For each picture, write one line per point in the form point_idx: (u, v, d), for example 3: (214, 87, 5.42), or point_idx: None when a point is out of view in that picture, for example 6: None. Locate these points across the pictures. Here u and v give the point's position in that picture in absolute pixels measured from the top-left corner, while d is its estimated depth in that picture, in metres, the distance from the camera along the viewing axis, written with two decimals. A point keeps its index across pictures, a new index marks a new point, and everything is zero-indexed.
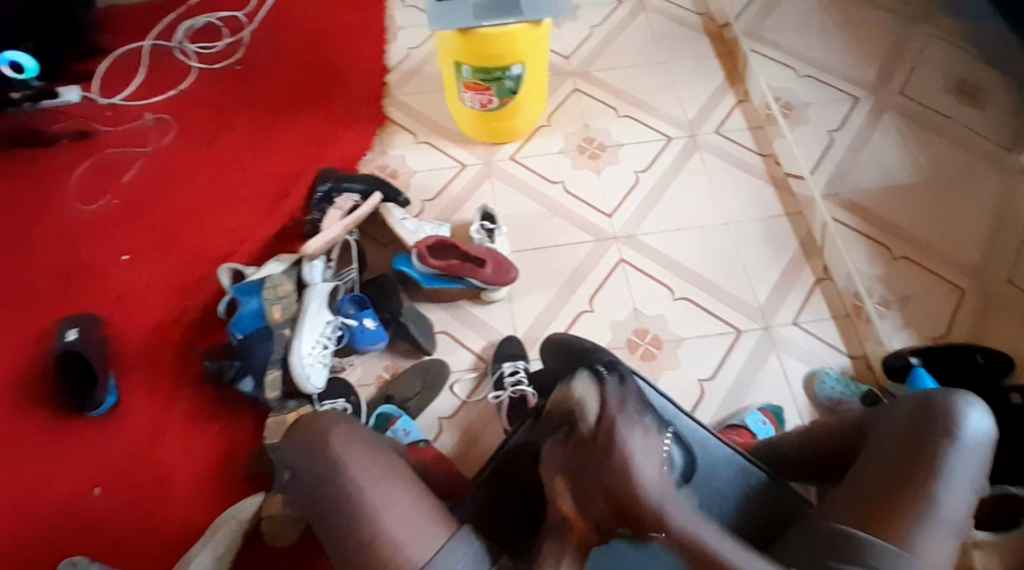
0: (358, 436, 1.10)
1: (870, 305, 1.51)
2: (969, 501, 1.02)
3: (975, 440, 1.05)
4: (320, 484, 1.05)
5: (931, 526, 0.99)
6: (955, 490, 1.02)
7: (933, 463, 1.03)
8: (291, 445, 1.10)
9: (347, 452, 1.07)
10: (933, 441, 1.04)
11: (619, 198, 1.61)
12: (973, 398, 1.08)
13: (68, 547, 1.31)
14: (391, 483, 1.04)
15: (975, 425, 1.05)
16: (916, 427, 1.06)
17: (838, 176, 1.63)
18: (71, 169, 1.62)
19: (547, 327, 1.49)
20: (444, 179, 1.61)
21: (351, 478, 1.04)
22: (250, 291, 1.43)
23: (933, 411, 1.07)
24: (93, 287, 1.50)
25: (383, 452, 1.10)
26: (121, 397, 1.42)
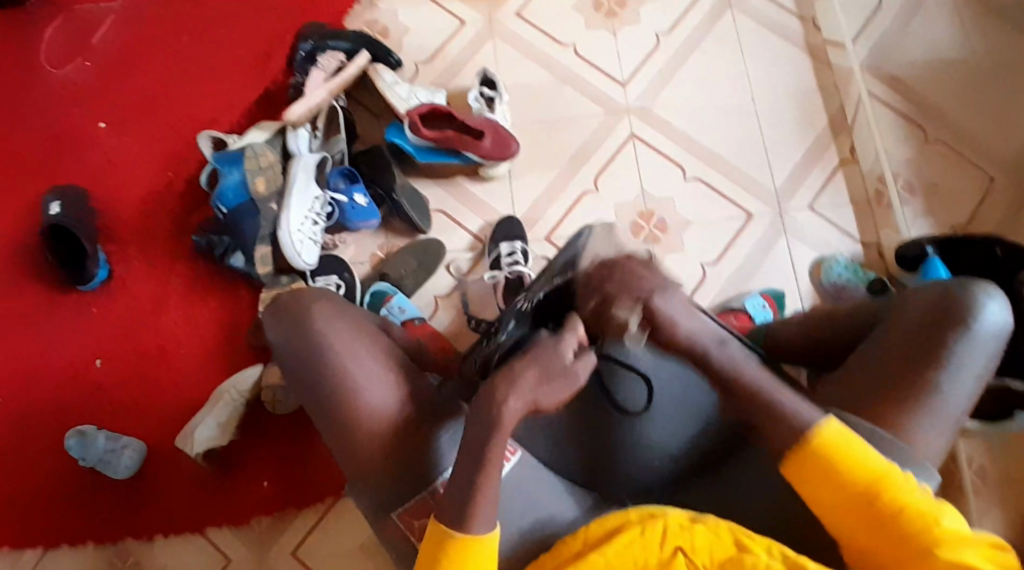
0: (343, 314, 1.06)
1: (894, 191, 1.42)
2: (973, 392, 0.99)
3: (990, 331, 1.00)
4: (308, 360, 1.02)
5: (927, 417, 0.97)
6: (960, 380, 0.98)
7: (940, 354, 0.98)
8: (273, 314, 1.07)
9: (331, 326, 1.03)
10: (943, 332, 0.99)
11: (635, 65, 1.47)
12: (993, 289, 1.02)
13: (76, 417, 1.37)
14: (372, 367, 1.01)
15: (992, 319, 1.00)
16: (930, 316, 1.01)
17: (880, 46, 1.48)
18: (40, 27, 1.50)
19: (549, 209, 1.43)
20: (441, 39, 1.47)
21: (333, 355, 1.01)
22: (231, 162, 1.37)
23: (948, 299, 1.02)
24: (73, 156, 1.44)
25: (367, 328, 1.07)
26: (113, 271, 1.41)
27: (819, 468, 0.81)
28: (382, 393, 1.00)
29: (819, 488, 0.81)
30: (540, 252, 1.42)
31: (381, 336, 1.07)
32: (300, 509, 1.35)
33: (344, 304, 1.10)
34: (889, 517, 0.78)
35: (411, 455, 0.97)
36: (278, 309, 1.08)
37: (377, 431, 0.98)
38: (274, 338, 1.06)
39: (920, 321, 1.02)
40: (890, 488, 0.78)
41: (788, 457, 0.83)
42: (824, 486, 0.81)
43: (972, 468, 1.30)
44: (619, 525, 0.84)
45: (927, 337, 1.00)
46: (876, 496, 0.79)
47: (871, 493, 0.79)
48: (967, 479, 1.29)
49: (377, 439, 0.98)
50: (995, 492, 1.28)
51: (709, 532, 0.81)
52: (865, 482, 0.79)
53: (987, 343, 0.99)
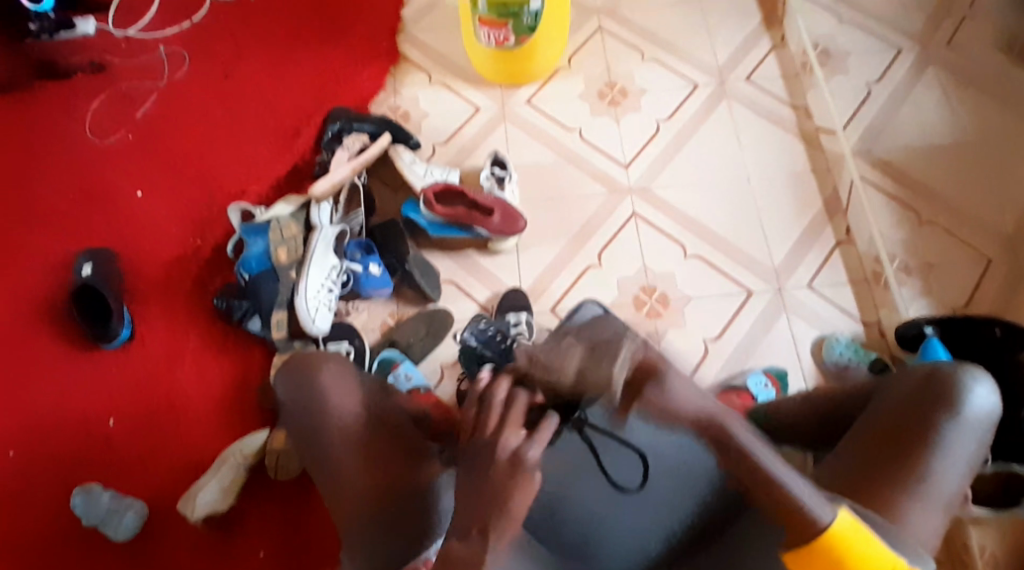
0: (352, 377, 1.15)
1: (891, 271, 1.46)
2: (964, 475, 1.05)
3: (980, 415, 1.07)
4: (316, 419, 1.10)
5: (923, 498, 1.02)
6: (951, 462, 1.04)
7: (932, 436, 1.05)
8: (285, 373, 1.16)
9: (339, 387, 1.12)
10: (932, 413, 1.07)
11: (637, 148, 1.56)
12: (980, 373, 1.10)
13: (87, 469, 1.40)
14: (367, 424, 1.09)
15: (979, 403, 1.07)
16: (919, 397, 1.09)
17: (870, 132, 1.55)
18: (88, 102, 1.62)
19: (553, 281, 1.48)
20: (456, 123, 1.58)
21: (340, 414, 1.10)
22: (258, 232, 1.47)
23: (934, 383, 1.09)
24: (108, 221, 1.53)
25: (379, 391, 1.15)
26: (135, 329, 1.48)
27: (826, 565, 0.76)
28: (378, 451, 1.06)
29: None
30: (544, 323, 1.46)
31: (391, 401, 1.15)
32: None
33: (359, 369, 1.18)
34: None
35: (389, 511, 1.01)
36: (303, 368, 1.14)
37: (369, 483, 1.03)
38: (285, 394, 1.15)
39: (911, 403, 1.09)
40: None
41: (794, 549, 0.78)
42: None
43: (984, 557, 1.27)
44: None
45: (919, 418, 1.07)
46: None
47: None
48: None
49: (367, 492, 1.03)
50: None
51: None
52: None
53: (976, 426, 1.06)
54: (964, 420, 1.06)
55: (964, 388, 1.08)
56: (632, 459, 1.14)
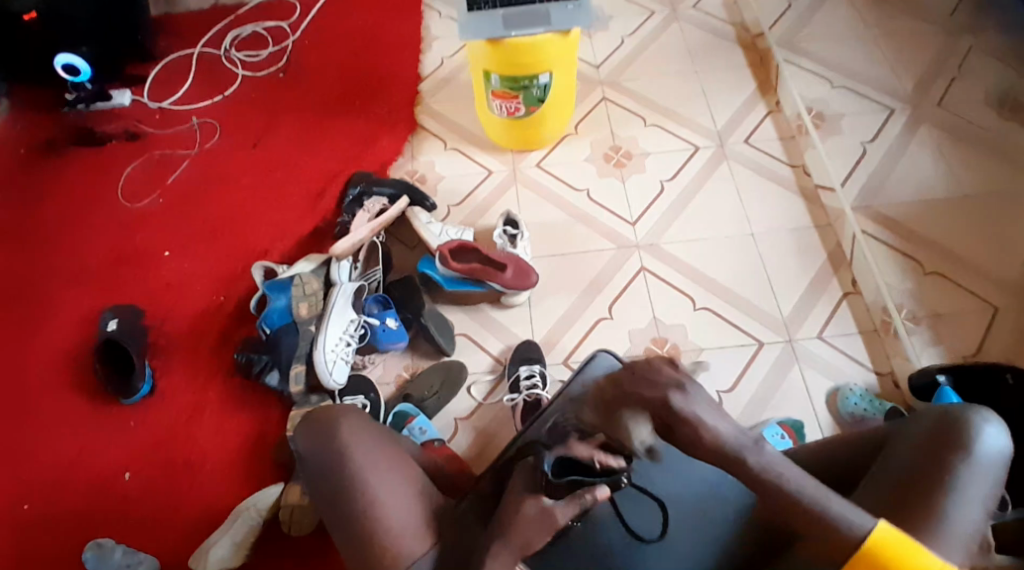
0: (371, 432, 1.15)
1: (899, 321, 1.47)
2: (984, 516, 1.02)
3: (992, 455, 1.05)
4: (337, 475, 1.10)
5: (943, 541, 1.00)
6: (968, 502, 1.02)
7: (945, 474, 1.04)
8: (303, 429, 1.14)
9: (358, 443, 1.12)
10: (946, 456, 1.05)
11: (643, 206, 1.61)
12: (988, 413, 1.09)
13: (100, 522, 1.39)
14: (390, 479, 1.11)
15: (991, 443, 1.06)
16: (933, 441, 1.07)
17: (870, 188, 1.60)
18: (123, 168, 1.72)
19: (565, 334, 1.51)
20: (469, 185, 1.65)
21: (363, 474, 1.10)
22: (280, 288, 1.51)
23: (945, 425, 1.08)
24: (135, 281, 1.59)
25: (395, 447, 1.17)
26: (156, 385, 1.50)
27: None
28: (406, 515, 1.08)
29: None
30: (557, 373, 1.48)
31: (407, 458, 1.16)
32: None
33: (372, 420, 1.18)
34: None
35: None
36: (310, 421, 1.15)
37: (400, 547, 1.05)
38: (304, 450, 1.14)
39: (924, 445, 1.08)
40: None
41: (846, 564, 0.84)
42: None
43: None
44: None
45: (931, 461, 1.06)
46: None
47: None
48: None
49: (397, 556, 1.05)
50: None
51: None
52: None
53: (990, 465, 1.04)
54: (977, 459, 1.04)
55: (974, 428, 1.07)
56: (649, 508, 1.13)
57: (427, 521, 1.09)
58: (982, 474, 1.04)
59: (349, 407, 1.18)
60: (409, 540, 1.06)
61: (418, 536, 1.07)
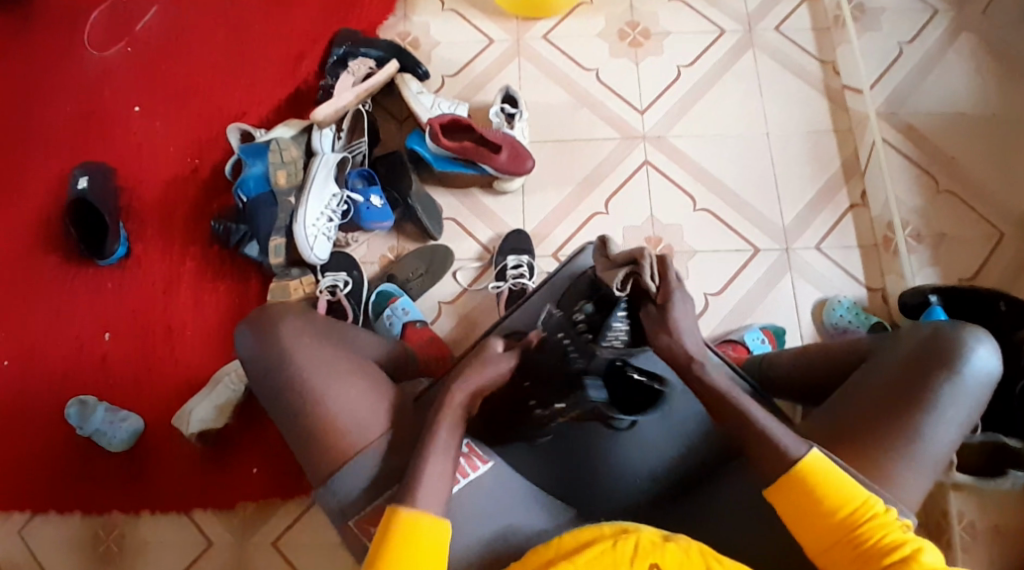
0: (312, 329, 1.07)
1: (901, 238, 1.42)
2: (958, 437, 1.02)
3: (979, 378, 1.03)
4: (278, 370, 1.04)
5: (914, 460, 1.00)
6: (944, 424, 1.01)
7: (929, 396, 1.02)
8: (245, 327, 1.08)
9: (298, 342, 1.05)
10: (930, 375, 1.03)
11: (655, 94, 1.51)
12: (983, 335, 1.06)
13: (81, 383, 1.42)
14: (335, 373, 1.03)
15: (980, 365, 1.03)
16: (920, 360, 1.05)
17: (897, 95, 1.50)
18: (93, 15, 1.60)
19: (557, 226, 1.46)
20: (468, 55, 1.54)
21: (305, 370, 1.03)
22: (257, 153, 1.44)
23: (934, 343, 1.05)
24: (107, 137, 1.52)
25: (341, 346, 1.09)
26: (132, 248, 1.47)
27: (803, 492, 0.89)
28: (352, 409, 1.02)
29: (802, 519, 0.89)
30: (545, 265, 1.44)
31: (356, 354, 1.09)
32: (285, 499, 1.36)
33: (318, 315, 1.11)
34: (873, 549, 0.85)
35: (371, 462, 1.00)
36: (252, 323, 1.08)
37: (345, 443, 1.00)
38: (244, 353, 1.07)
39: (912, 361, 1.05)
40: (874, 523, 0.86)
41: (775, 484, 0.91)
42: (807, 515, 0.89)
43: (962, 523, 1.27)
44: (591, 539, 0.96)
45: (915, 382, 1.03)
46: (859, 528, 0.86)
47: (847, 524, 0.87)
48: (955, 534, 1.27)
49: (342, 451, 1.00)
50: (984, 551, 1.25)
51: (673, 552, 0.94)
52: (847, 512, 0.87)
53: (973, 389, 1.03)
54: (962, 381, 1.03)
55: (966, 350, 1.04)
56: None
57: (374, 410, 1.03)
58: (965, 393, 1.03)
59: (287, 306, 1.10)
60: (355, 435, 1.01)
61: (371, 425, 1.01)
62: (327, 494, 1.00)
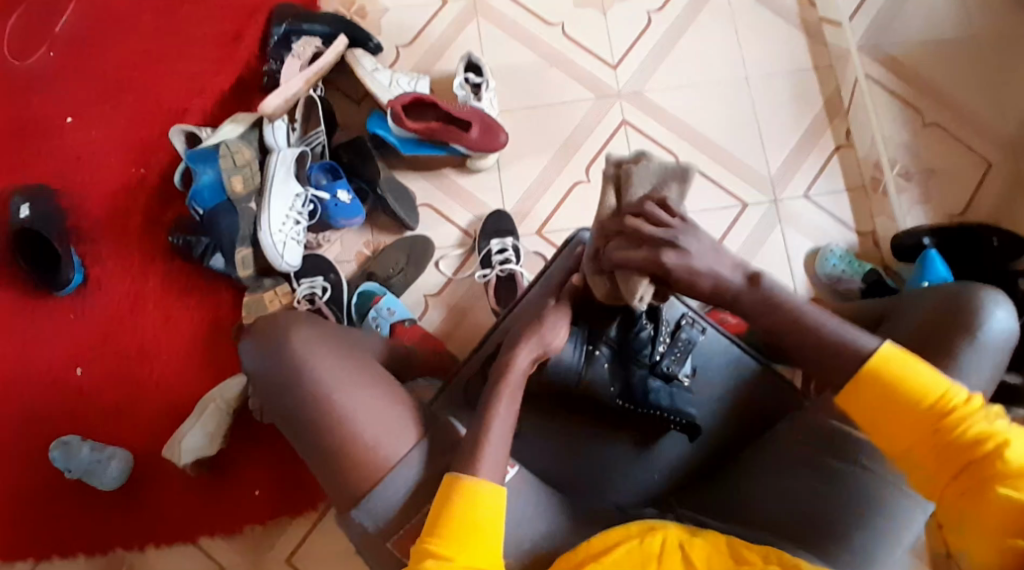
0: (326, 339, 1.02)
1: (891, 178, 1.38)
2: (980, 402, 0.94)
3: (998, 339, 0.94)
4: (293, 386, 0.98)
5: None
6: (965, 387, 0.93)
7: (945, 362, 0.93)
8: (251, 341, 1.02)
9: (316, 356, 0.99)
10: (947, 339, 0.95)
11: (627, 46, 1.42)
12: (999, 293, 0.97)
13: (59, 422, 1.34)
14: (358, 387, 0.98)
15: (997, 325, 0.95)
16: (936, 324, 0.97)
17: (879, 23, 1.43)
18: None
19: (538, 201, 1.39)
20: (423, 19, 1.42)
21: (325, 387, 0.97)
22: (207, 159, 1.32)
23: (948, 306, 0.97)
24: (39, 153, 1.38)
25: (358, 357, 1.03)
26: (88, 274, 1.37)
27: (876, 390, 0.79)
28: (378, 423, 0.96)
29: (885, 420, 0.79)
30: (530, 245, 1.38)
31: (370, 363, 1.04)
32: (293, 516, 1.34)
33: (325, 327, 1.06)
34: (962, 441, 0.76)
35: (405, 473, 0.94)
36: (260, 336, 1.02)
37: (375, 458, 0.94)
38: (250, 366, 1.02)
39: (929, 326, 0.97)
40: (960, 411, 0.77)
41: (845, 386, 0.81)
42: (882, 412, 0.79)
43: None
44: (621, 539, 0.88)
45: (932, 348, 0.95)
46: (945, 420, 0.77)
47: (931, 414, 0.77)
48: None
49: (374, 467, 0.94)
50: None
51: (703, 546, 0.87)
52: (931, 403, 0.78)
53: (994, 349, 0.94)
54: (981, 342, 0.94)
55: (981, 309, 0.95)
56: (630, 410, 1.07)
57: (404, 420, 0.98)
58: (985, 353, 0.94)
59: (296, 317, 1.04)
60: (386, 447, 0.95)
61: (402, 436, 0.96)
62: (364, 513, 0.94)
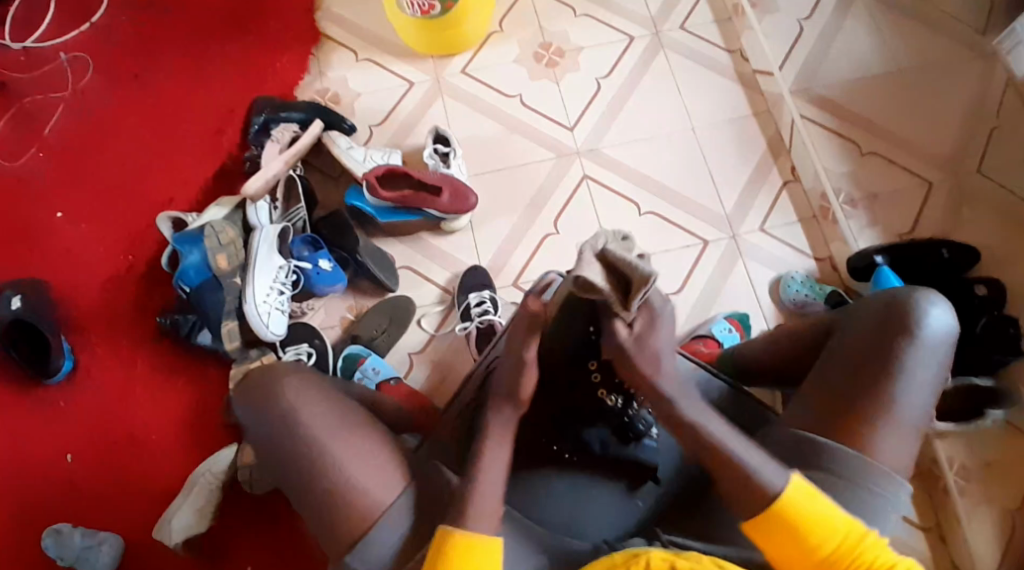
0: (316, 386, 0.99)
1: (838, 206, 1.46)
2: (930, 398, 0.97)
3: (936, 338, 0.97)
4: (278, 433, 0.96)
5: (889, 431, 0.94)
6: (915, 389, 0.96)
7: (892, 364, 0.95)
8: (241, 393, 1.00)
9: (303, 405, 0.96)
10: (892, 343, 0.97)
11: (581, 109, 1.54)
12: (935, 293, 1.00)
13: (47, 510, 1.32)
14: (341, 437, 0.95)
15: (937, 323, 0.97)
16: (878, 329, 0.98)
17: (808, 68, 1.56)
18: None
19: (511, 255, 1.46)
20: (392, 101, 1.54)
21: (311, 438, 0.94)
22: (191, 242, 1.36)
23: (889, 311, 0.99)
24: (31, 249, 1.45)
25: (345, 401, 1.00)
26: (78, 361, 1.40)
27: (785, 536, 0.85)
28: (363, 467, 0.93)
29: (792, 563, 0.85)
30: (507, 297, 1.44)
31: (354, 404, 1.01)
32: None
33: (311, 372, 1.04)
34: None
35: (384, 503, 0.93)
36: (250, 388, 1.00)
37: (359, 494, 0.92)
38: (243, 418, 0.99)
39: (870, 330, 0.99)
40: (853, 555, 0.83)
41: (753, 517, 0.86)
42: (795, 557, 0.85)
43: (954, 469, 1.32)
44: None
45: (881, 353, 0.97)
46: (841, 563, 0.84)
47: (833, 560, 0.84)
48: (950, 481, 1.32)
49: (360, 515, 0.90)
50: (978, 489, 1.31)
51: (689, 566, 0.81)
52: (829, 549, 0.84)
53: (935, 350, 0.96)
54: (923, 342, 0.96)
55: (919, 311, 0.97)
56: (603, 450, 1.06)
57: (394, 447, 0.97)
58: (927, 355, 0.97)
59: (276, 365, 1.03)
60: (376, 492, 0.91)
61: (386, 487, 0.92)
62: (359, 560, 0.89)
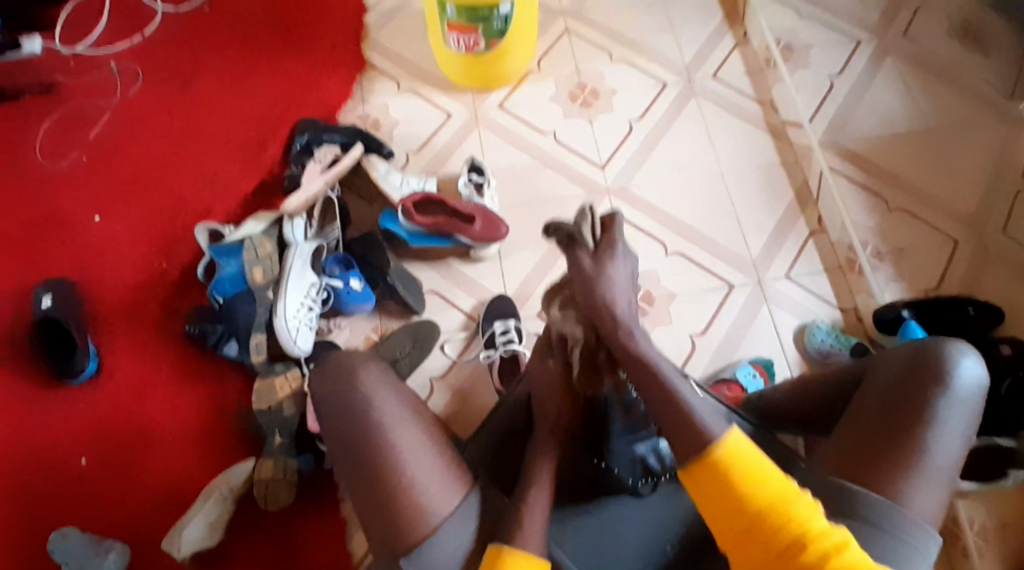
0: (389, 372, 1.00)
1: (865, 258, 1.48)
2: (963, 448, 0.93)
3: (967, 388, 0.94)
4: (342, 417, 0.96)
5: (920, 478, 0.91)
6: (946, 437, 0.92)
7: (923, 412, 0.93)
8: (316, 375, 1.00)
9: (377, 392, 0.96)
10: (922, 391, 0.94)
11: (613, 148, 1.58)
12: (965, 344, 0.98)
13: (57, 510, 1.31)
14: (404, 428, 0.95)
15: (968, 373, 0.95)
16: (907, 377, 0.96)
17: (837, 122, 1.60)
18: (35, 122, 1.57)
19: (537, 287, 1.47)
20: (430, 129, 1.58)
21: (372, 425, 0.94)
22: (229, 252, 1.40)
23: (919, 360, 0.97)
24: (66, 248, 1.47)
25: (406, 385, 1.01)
26: (102, 363, 1.40)
27: (716, 481, 0.83)
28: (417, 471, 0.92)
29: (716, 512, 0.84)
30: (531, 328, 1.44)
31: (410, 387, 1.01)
32: None
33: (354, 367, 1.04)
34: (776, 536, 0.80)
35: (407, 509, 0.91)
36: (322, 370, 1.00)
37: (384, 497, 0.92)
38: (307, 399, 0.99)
39: (900, 377, 0.97)
40: (782, 510, 0.81)
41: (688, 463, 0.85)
42: (717, 502, 0.83)
43: (973, 529, 1.30)
44: None
45: (908, 399, 0.95)
46: (766, 518, 0.81)
47: (760, 513, 0.81)
48: (969, 541, 1.30)
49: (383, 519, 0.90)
50: (1000, 553, 1.29)
51: None
52: (756, 503, 0.81)
53: (966, 400, 0.94)
54: (954, 391, 0.94)
55: (949, 360, 0.95)
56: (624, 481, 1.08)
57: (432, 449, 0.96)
58: (960, 405, 0.94)
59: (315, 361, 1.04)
60: (400, 497, 0.90)
61: (434, 484, 0.92)
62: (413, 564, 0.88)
